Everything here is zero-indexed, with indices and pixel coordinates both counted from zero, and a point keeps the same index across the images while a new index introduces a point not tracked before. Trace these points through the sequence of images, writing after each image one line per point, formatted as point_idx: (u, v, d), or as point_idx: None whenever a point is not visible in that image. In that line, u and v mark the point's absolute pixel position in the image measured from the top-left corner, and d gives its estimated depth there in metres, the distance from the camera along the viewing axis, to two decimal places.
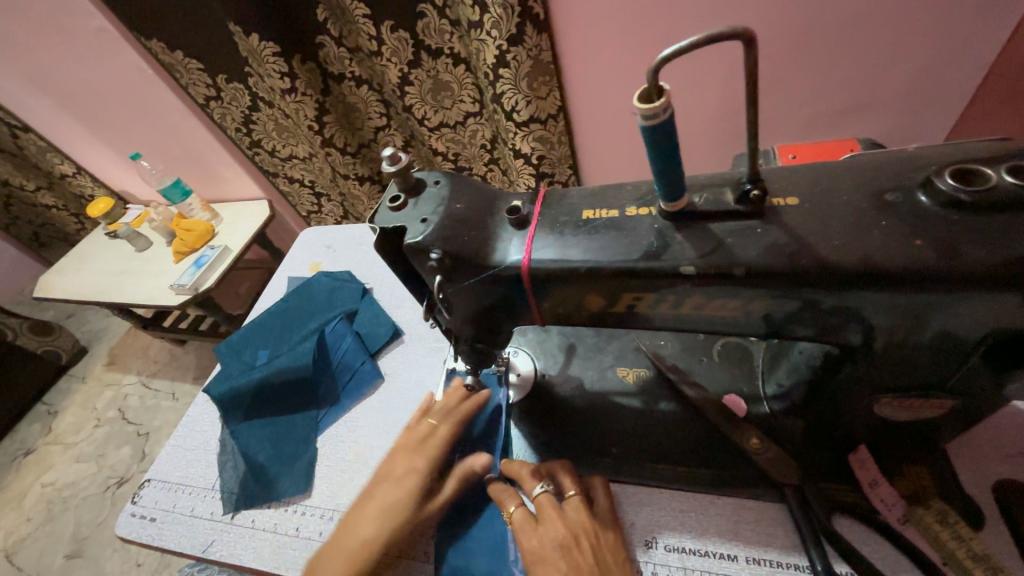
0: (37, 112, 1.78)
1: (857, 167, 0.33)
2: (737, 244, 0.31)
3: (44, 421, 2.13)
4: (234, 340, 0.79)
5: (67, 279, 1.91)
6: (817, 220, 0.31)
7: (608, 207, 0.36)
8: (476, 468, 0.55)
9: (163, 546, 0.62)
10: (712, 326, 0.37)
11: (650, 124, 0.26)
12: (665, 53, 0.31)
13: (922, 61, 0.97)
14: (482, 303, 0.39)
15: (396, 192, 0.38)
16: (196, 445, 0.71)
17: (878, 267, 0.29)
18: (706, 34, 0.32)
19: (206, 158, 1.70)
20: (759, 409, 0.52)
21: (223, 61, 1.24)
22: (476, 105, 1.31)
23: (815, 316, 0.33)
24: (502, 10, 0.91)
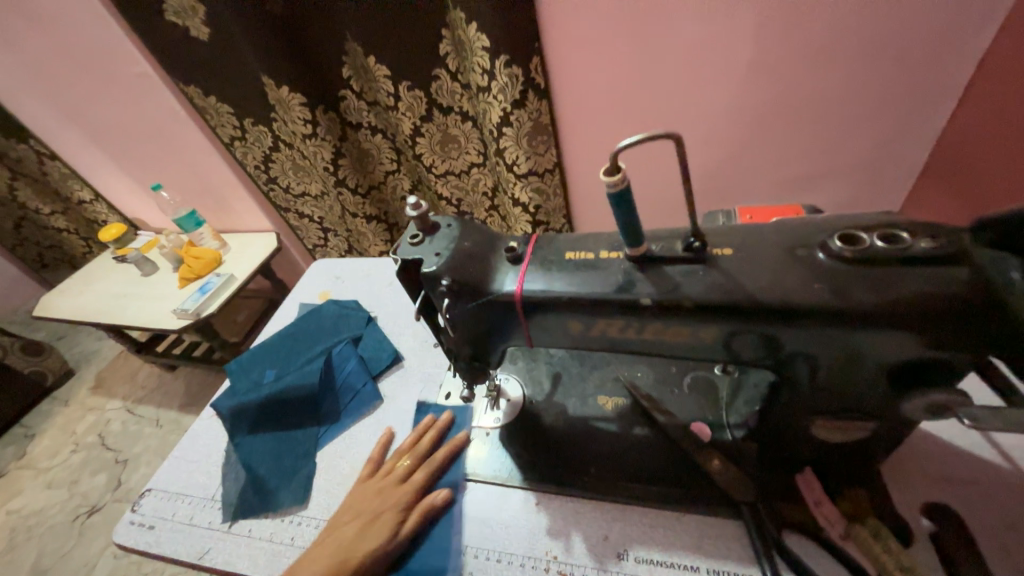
0: (67, 143, 1.90)
1: (780, 227, 0.41)
2: (686, 283, 0.39)
3: (19, 443, 2.09)
4: (244, 358, 0.84)
5: (69, 299, 1.95)
6: (746, 267, 0.39)
7: (587, 250, 0.44)
8: (436, 503, 0.60)
9: (159, 553, 0.65)
10: (670, 351, 0.44)
11: (614, 191, 0.35)
12: (621, 142, 0.39)
13: (872, 138, 1.12)
14: (482, 325, 0.47)
15: (415, 231, 0.47)
16: (199, 457, 0.75)
17: (791, 303, 0.37)
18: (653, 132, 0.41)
19: (223, 192, 1.81)
20: (723, 435, 0.58)
21: (253, 107, 1.37)
22: (480, 157, 1.45)
23: (753, 342, 0.40)
24: (508, 78, 1.05)
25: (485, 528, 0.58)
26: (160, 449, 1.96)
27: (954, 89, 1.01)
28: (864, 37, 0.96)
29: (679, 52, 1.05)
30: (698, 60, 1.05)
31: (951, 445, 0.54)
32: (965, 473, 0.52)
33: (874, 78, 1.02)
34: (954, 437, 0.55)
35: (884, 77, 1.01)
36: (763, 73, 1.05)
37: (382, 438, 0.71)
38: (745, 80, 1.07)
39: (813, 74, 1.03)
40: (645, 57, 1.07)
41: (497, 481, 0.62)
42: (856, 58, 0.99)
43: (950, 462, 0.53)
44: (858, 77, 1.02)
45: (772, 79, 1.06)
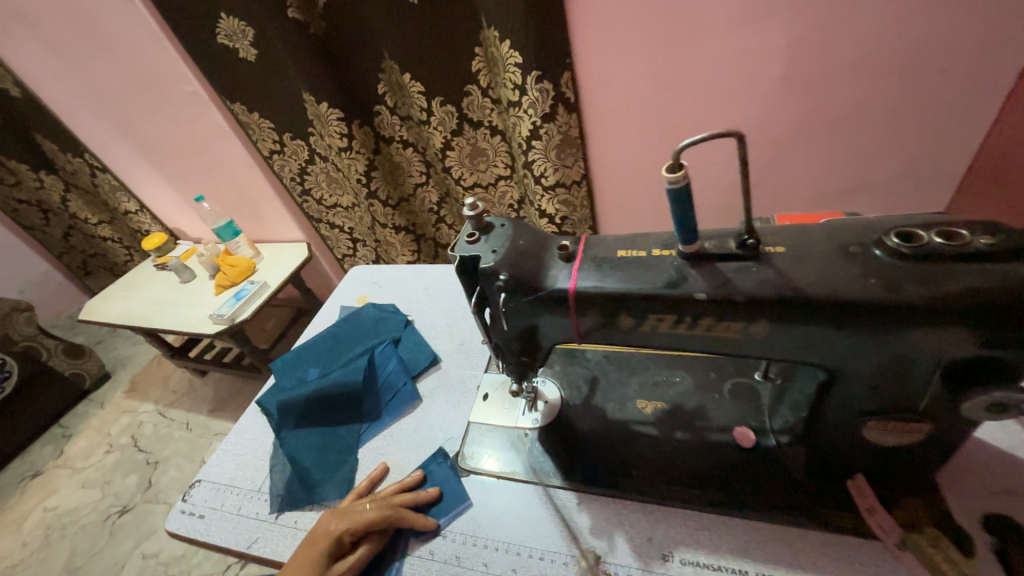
0: (118, 157, 2.03)
1: (831, 225, 0.42)
2: (739, 279, 0.40)
3: (57, 443, 2.18)
4: (289, 357, 0.88)
5: (112, 304, 2.05)
6: (800, 263, 0.40)
7: (638, 248, 0.46)
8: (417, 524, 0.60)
9: (209, 542, 0.67)
10: (720, 349, 0.45)
11: (675, 187, 0.36)
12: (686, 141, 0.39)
13: (906, 150, 1.11)
14: (535, 321, 0.48)
15: (470, 230, 0.49)
16: (246, 451, 0.78)
17: (845, 299, 0.38)
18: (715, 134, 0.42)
19: (259, 203, 1.89)
20: (766, 440, 0.58)
21: (293, 123, 1.45)
22: (508, 170, 1.48)
23: (806, 340, 0.41)
24: (539, 93, 1.10)
25: (527, 526, 0.59)
26: (189, 452, 2.01)
27: (992, 100, 1.00)
28: (898, 51, 0.97)
29: (710, 67, 1.07)
30: (729, 74, 1.08)
31: (1011, 456, 0.53)
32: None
33: (908, 90, 1.02)
34: (1011, 447, 0.53)
35: (918, 89, 1.02)
36: (794, 86, 1.06)
37: (421, 438, 0.73)
38: (776, 93, 1.08)
39: (845, 87, 1.04)
40: (675, 72, 1.10)
41: (536, 481, 0.63)
42: (890, 71, 1.00)
43: (1007, 472, 0.51)
44: (892, 89, 1.03)
45: (803, 92, 1.07)
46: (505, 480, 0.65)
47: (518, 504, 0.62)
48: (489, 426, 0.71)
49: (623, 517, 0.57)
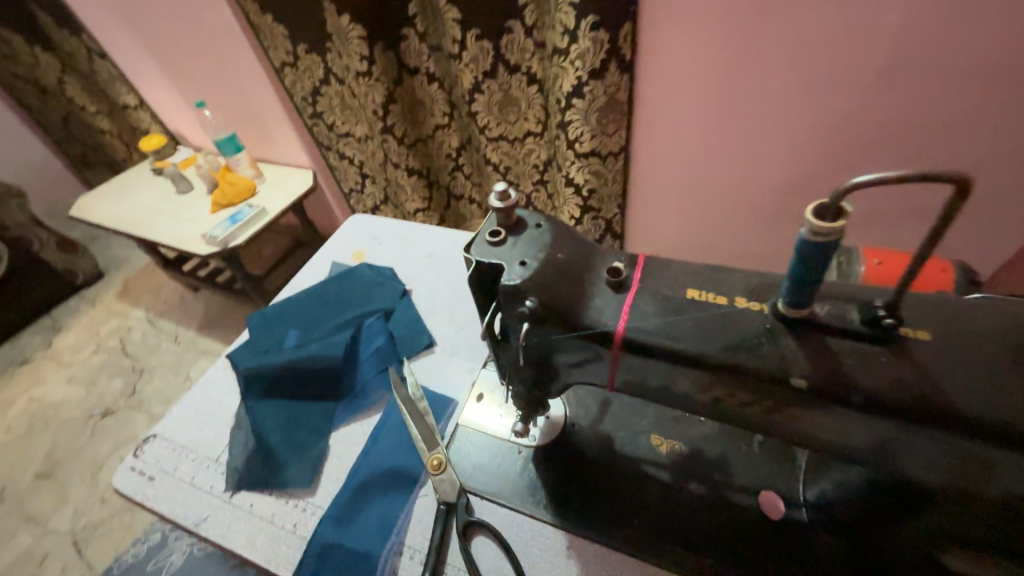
0: (115, 42, 1.82)
1: (997, 311, 0.30)
2: (857, 367, 0.29)
3: (46, 335, 2.15)
4: (268, 312, 0.78)
5: (104, 204, 1.94)
6: (949, 360, 0.28)
7: (715, 291, 0.34)
8: None
9: (156, 508, 0.61)
10: (793, 437, 0.35)
11: (812, 239, 0.25)
12: (864, 177, 0.26)
13: (1004, 182, 0.96)
14: (560, 356, 0.38)
15: (495, 226, 0.37)
16: (209, 411, 0.70)
17: (1010, 429, 0.27)
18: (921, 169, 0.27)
19: (266, 120, 1.73)
20: (797, 513, 0.51)
21: (309, 33, 1.26)
22: (539, 126, 1.31)
23: (922, 455, 0.31)
24: (590, 44, 0.92)
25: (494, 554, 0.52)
26: (174, 366, 1.98)
27: None
28: None
29: (804, 43, 0.89)
30: (823, 57, 0.90)
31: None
32: None
33: None
34: None
35: None
36: (898, 82, 0.89)
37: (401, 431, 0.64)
38: (872, 88, 0.91)
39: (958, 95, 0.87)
40: (757, 45, 0.91)
41: (528, 512, 0.55)
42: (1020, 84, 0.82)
43: None
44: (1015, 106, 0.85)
45: (906, 92, 0.90)
46: (489, 501, 0.57)
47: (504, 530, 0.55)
48: (480, 435, 0.62)
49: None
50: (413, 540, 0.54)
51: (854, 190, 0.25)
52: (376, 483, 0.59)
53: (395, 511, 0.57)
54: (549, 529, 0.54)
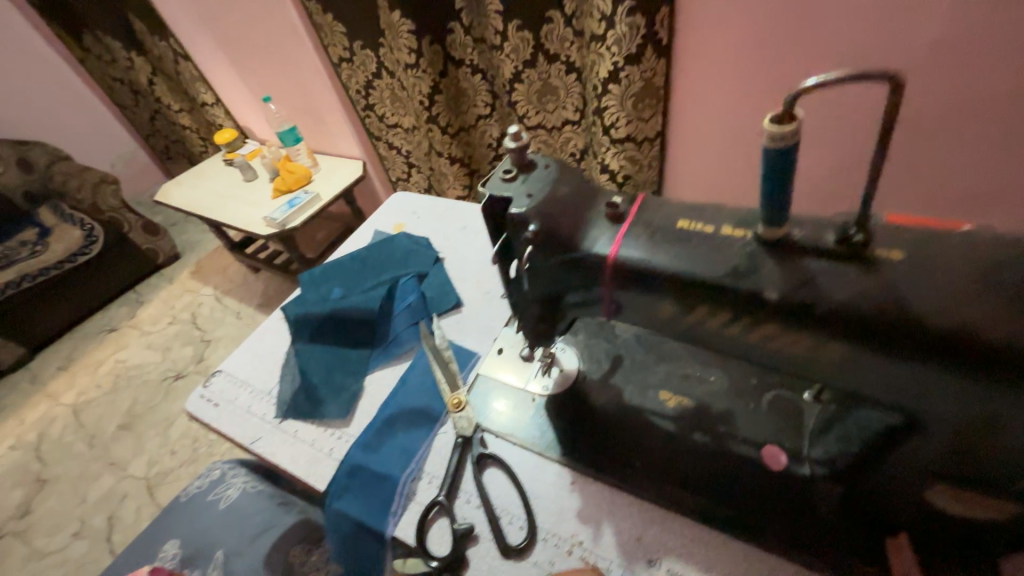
0: (196, 46, 2.03)
1: (977, 237, 0.31)
2: (827, 281, 0.32)
3: (131, 306, 2.43)
4: (317, 272, 0.87)
5: (183, 190, 2.17)
6: (919, 276, 0.30)
7: (704, 221, 0.37)
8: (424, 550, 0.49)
9: (219, 428, 0.71)
10: (777, 363, 0.37)
11: (774, 145, 0.28)
12: (806, 81, 0.29)
13: None
14: (561, 285, 0.42)
15: (509, 166, 0.42)
16: (264, 353, 0.80)
17: (975, 335, 0.28)
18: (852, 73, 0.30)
19: (323, 113, 1.86)
20: (800, 469, 0.50)
21: (364, 29, 1.36)
22: (577, 115, 1.34)
23: (893, 373, 0.32)
24: (628, 28, 0.93)
25: (504, 489, 0.57)
26: (237, 337, 2.17)
27: None
28: None
29: (845, 22, 0.87)
30: (866, 34, 0.87)
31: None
32: None
33: None
34: None
35: None
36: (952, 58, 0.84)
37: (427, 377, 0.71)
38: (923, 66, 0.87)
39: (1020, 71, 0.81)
40: (799, 25, 0.90)
41: (537, 451, 0.59)
42: None
43: None
44: None
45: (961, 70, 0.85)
46: (501, 439, 0.61)
47: (520, 464, 0.59)
48: (498, 381, 0.67)
49: (615, 510, 0.53)
50: (432, 468, 0.60)
51: (800, 93, 0.28)
52: (402, 417, 0.65)
53: (418, 441, 0.63)
54: (556, 467, 0.58)
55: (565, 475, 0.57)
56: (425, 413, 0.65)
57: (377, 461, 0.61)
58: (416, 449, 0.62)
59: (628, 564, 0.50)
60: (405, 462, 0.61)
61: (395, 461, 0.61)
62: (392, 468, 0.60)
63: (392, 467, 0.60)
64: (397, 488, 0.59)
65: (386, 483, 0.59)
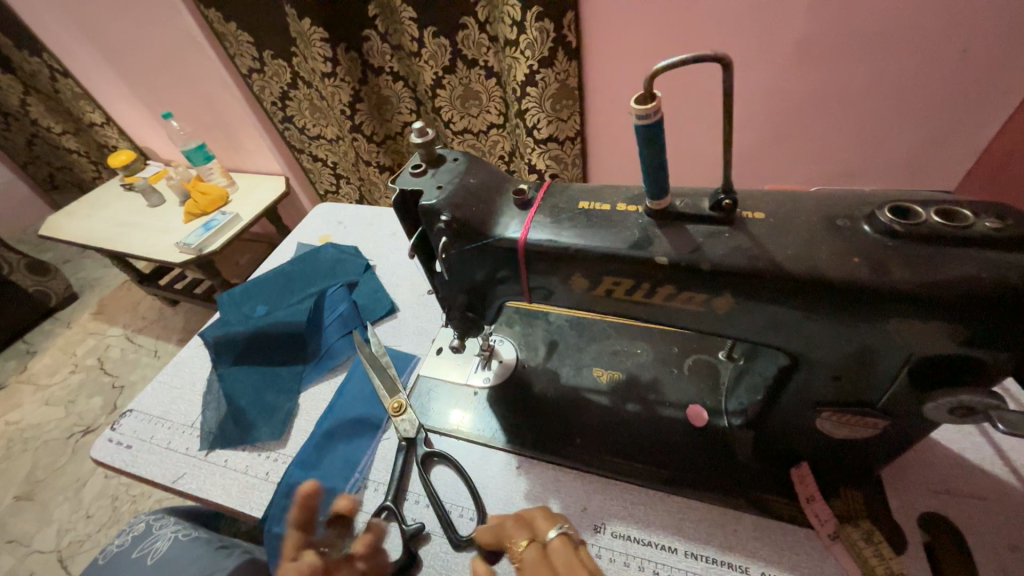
0: (76, 60, 1.83)
1: (821, 196, 0.37)
2: (709, 244, 0.35)
3: (21, 359, 2.12)
4: (237, 291, 0.83)
5: (75, 221, 1.94)
6: (778, 231, 0.35)
7: (602, 201, 0.40)
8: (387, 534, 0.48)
9: (133, 472, 0.64)
10: (678, 322, 0.41)
11: (643, 123, 0.30)
12: (664, 63, 0.32)
13: (915, 138, 1.05)
14: (480, 272, 0.44)
15: (418, 161, 0.44)
16: (183, 385, 0.74)
17: (826, 277, 0.32)
18: (704, 54, 0.33)
19: (235, 129, 1.75)
20: (718, 421, 0.55)
21: (273, 38, 1.29)
22: (500, 118, 1.37)
23: (770, 317, 0.36)
24: (538, 33, 0.97)
25: (454, 484, 0.57)
26: None
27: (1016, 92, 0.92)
28: (934, 23, 0.87)
29: (727, 25, 0.96)
30: (746, 35, 0.97)
31: (971, 462, 0.49)
32: (974, 490, 0.48)
33: (932, 71, 0.93)
34: (965, 448, 0.51)
35: (942, 72, 0.93)
36: (816, 52, 0.95)
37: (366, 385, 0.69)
38: (794, 61, 0.98)
39: (866, 64, 0.95)
40: (690, 27, 0.99)
41: (483, 443, 0.60)
42: (916, 48, 0.91)
43: (957, 474, 0.49)
44: (915, 70, 0.94)
45: (824, 63, 0.97)
46: (445, 437, 0.62)
47: (465, 458, 0.59)
48: (438, 380, 0.67)
49: (559, 487, 0.55)
50: (377, 475, 0.59)
51: (656, 77, 0.31)
52: (342, 428, 0.63)
53: (360, 450, 0.62)
54: (502, 455, 0.59)
55: (511, 461, 0.58)
56: (365, 421, 0.64)
57: (319, 475, 0.59)
58: (359, 458, 0.61)
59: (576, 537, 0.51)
60: (349, 471, 0.60)
61: (338, 473, 0.59)
62: (335, 480, 0.59)
63: (335, 479, 0.59)
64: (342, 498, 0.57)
65: (330, 496, 0.58)
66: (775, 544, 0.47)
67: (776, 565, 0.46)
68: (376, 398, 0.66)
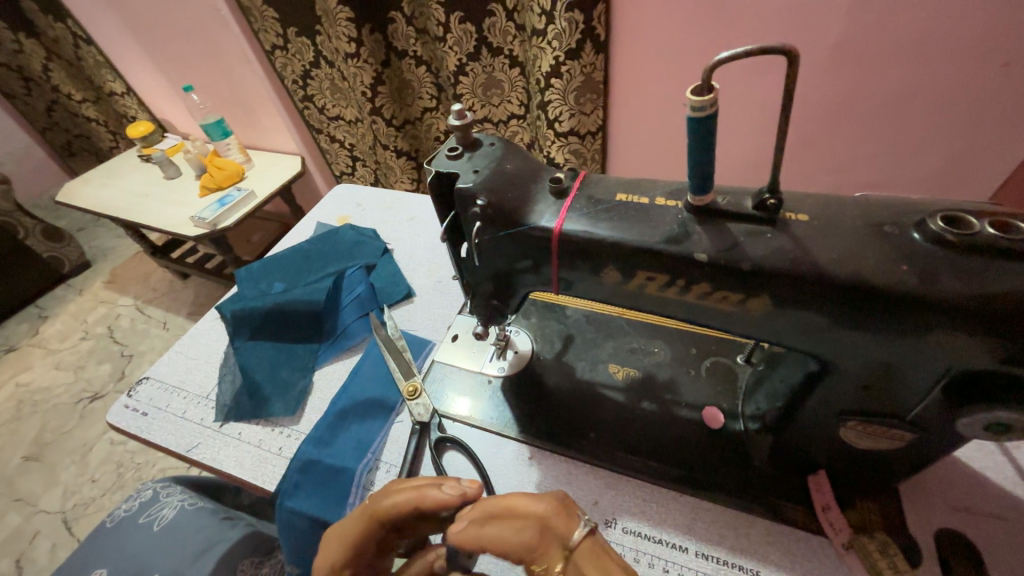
0: (101, 28, 1.83)
1: (866, 201, 0.36)
2: (750, 244, 0.35)
3: (33, 322, 2.15)
4: (255, 267, 0.83)
5: (92, 189, 1.95)
6: (822, 235, 0.34)
7: (640, 194, 0.40)
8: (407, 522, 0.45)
9: (148, 439, 0.65)
10: (708, 321, 0.41)
11: (696, 116, 0.30)
12: (721, 54, 0.31)
13: (946, 150, 1.02)
14: (510, 261, 0.43)
15: (454, 144, 0.43)
16: (199, 356, 0.74)
17: (869, 283, 0.32)
18: (763, 47, 0.32)
19: (255, 106, 1.75)
20: (735, 425, 0.55)
21: (299, 15, 1.28)
22: (522, 108, 1.36)
23: (805, 322, 0.36)
24: (567, 24, 0.96)
25: (466, 471, 0.57)
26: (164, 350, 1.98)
27: None
28: (978, 33, 0.84)
29: (762, 25, 0.95)
30: (780, 36, 0.95)
31: (992, 481, 0.49)
32: (992, 508, 0.47)
33: (970, 83, 0.91)
34: (985, 466, 0.50)
35: (980, 85, 0.91)
36: (853, 57, 0.93)
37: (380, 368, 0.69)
38: (828, 65, 0.96)
39: (902, 72, 0.93)
40: (723, 25, 0.97)
41: (496, 432, 0.60)
42: (955, 59, 0.89)
43: (976, 492, 0.48)
44: (953, 81, 0.92)
45: (859, 69, 0.95)
46: (457, 423, 0.62)
47: (477, 446, 0.59)
48: (453, 367, 0.67)
49: (571, 479, 0.55)
50: (389, 456, 0.60)
51: (714, 68, 0.30)
52: (355, 408, 0.64)
53: (373, 431, 0.62)
54: (514, 445, 0.59)
55: (524, 451, 0.58)
56: (379, 403, 0.64)
57: (331, 453, 0.60)
58: (371, 438, 0.61)
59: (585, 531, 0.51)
60: (361, 450, 0.60)
61: (350, 452, 0.60)
62: (347, 458, 0.59)
63: (347, 458, 0.59)
64: (353, 477, 0.58)
65: (341, 474, 0.58)
66: (786, 550, 0.47)
67: (787, 571, 0.46)
68: (390, 380, 0.66)
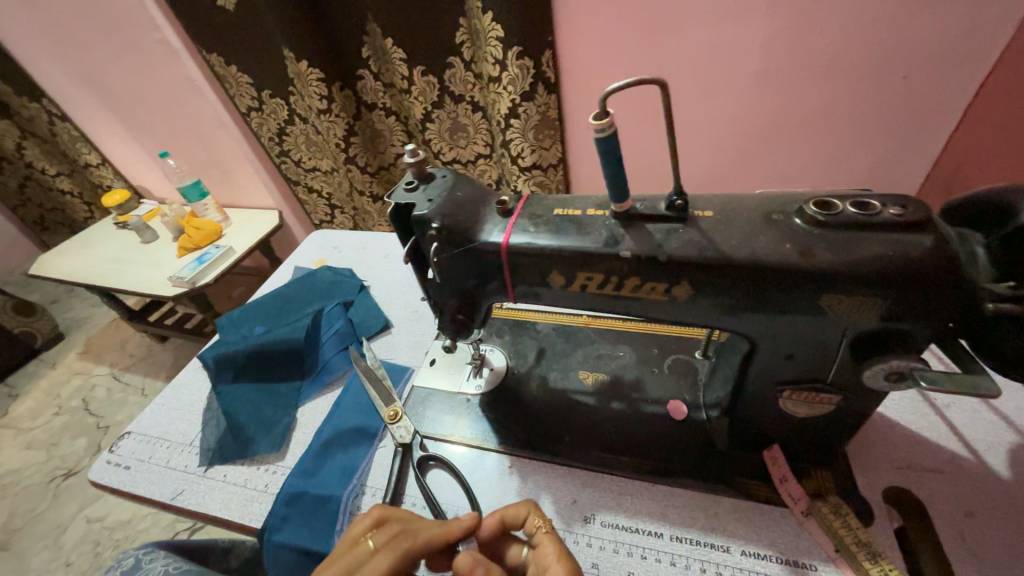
0: (76, 105, 1.89)
1: (763, 196, 0.42)
2: (667, 240, 0.40)
3: (2, 402, 2.07)
4: (235, 313, 0.85)
5: (66, 260, 1.95)
6: (724, 227, 0.40)
7: (573, 208, 0.46)
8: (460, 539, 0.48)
9: (131, 492, 0.65)
10: (649, 313, 0.46)
11: (601, 136, 0.36)
12: (611, 86, 0.38)
13: (868, 155, 1.14)
14: (469, 276, 0.48)
15: (410, 178, 0.49)
16: (181, 405, 0.75)
17: (767, 262, 0.37)
18: (645, 79, 0.40)
19: (231, 166, 1.81)
20: (697, 414, 0.58)
21: (272, 79, 1.37)
22: (487, 148, 1.45)
23: (724, 302, 0.41)
24: (519, 70, 1.06)
25: (450, 484, 0.59)
26: None
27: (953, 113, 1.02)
28: (873, 53, 0.97)
29: (691, 58, 1.06)
30: (708, 68, 1.07)
31: (930, 440, 0.53)
32: (933, 463, 0.52)
33: (877, 96, 1.03)
34: (924, 428, 0.55)
35: (886, 96, 1.02)
36: (772, 81, 1.05)
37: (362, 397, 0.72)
38: (753, 90, 1.08)
39: (817, 89, 1.04)
40: (657, 61, 1.08)
41: (477, 446, 0.62)
42: (859, 76, 1.00)
43: (918, 451, 0.53)
44: (862, 95, 1.03)
45: (779, 91, 1.06)
46: (439, 442, 0.64)
47: (460, 461, 0.62)
48: (432, 389, 0.69)
49: (551, 482, 0.58)
50: (375, 482, 0.61)
51: (608, 97, 0.37)
52: (340, 437, 0.66)
53: (358, 458, 0.64)
54: (495, 456, 0.61)
55: (505, 461, 0.61)
56: (362, 431, 0.66)
57: (318, 484, 0.61)
58: (357, 465, 0.63)
59: (568, 525, 0.54)
60: (348, 476, 0.62)
61: (338, 479, 0.62)
62: (333, 487, 0.61)
63: (333, 486, 0.61)
64: (340, 503, 0.59)
65: (328, 503, 0.59)
66: (753, 524, 0.50)
67: (754, 541, 0.49)
68: (372, 408, 0.68)
